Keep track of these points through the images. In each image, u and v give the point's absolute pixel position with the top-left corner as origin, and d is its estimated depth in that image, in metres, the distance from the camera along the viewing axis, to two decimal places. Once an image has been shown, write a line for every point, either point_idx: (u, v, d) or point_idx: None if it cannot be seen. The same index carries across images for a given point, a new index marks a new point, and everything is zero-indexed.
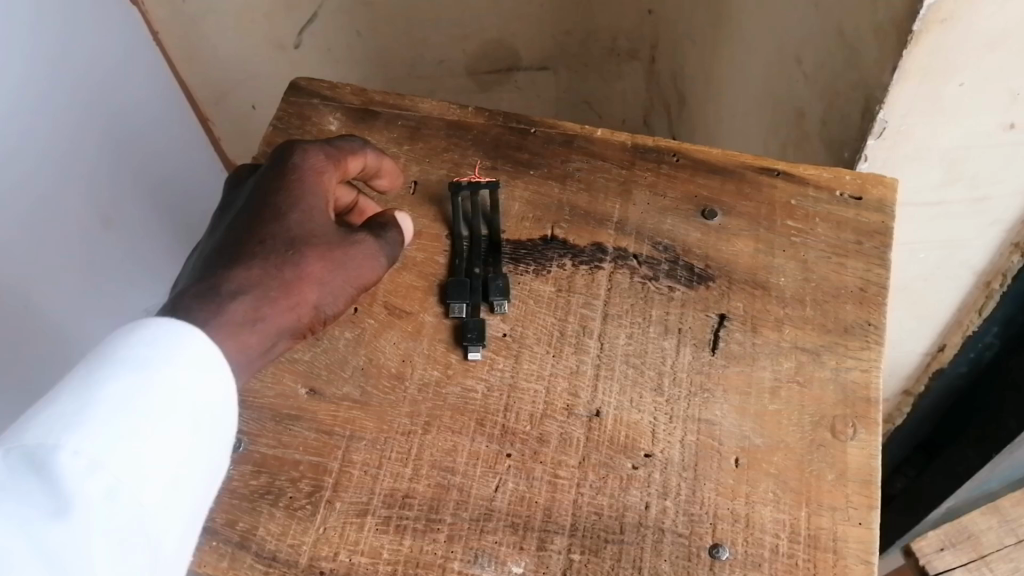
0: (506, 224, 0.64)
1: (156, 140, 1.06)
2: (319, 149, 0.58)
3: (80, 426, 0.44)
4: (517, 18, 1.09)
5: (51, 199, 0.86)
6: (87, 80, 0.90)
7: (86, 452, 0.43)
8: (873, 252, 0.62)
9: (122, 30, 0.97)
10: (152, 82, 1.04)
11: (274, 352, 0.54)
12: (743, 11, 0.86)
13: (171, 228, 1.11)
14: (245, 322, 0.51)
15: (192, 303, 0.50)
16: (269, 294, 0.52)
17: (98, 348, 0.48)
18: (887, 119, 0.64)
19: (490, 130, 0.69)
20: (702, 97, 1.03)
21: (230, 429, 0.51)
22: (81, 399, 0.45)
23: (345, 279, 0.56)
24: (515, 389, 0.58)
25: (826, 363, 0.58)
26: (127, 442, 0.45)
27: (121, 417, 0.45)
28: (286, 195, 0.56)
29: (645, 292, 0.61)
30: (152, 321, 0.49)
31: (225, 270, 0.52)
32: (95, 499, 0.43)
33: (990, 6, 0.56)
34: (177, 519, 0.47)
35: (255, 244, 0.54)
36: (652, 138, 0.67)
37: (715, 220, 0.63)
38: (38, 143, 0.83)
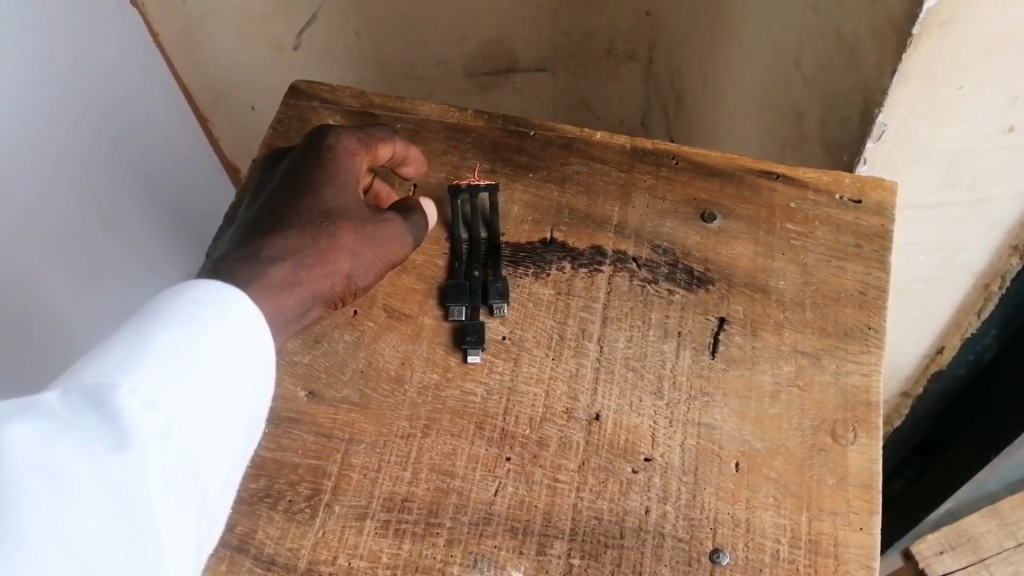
0: (505, 227, 0.64)
1: (156, 141, 1.06)
2: (351, 133, 0.60)
3: (136, 369, 0.44)
4: (516, 19, 1.09)
5: (51, 200, 0.86)
6: (87, 81, 0.90)
7: (143, 392, 0.43)
8: (873, 256, 0.62)
9: (122, 31, 0.97)
10: (151, 82, 1.04)
11: (308, 318, 0.57)
12: (742, 13, 0.86)
13: (171, 231, 1.10)
14: (284, 285, 0.54)
15: (236, 265, 0.53)
16: (305, 262, 0.55)
17: (139, 311, 0.48)
18: (887, 122, 0.64)
19: (489, 132, 0.69)
20: (701, 99, 1.03)
21: (264, 396, 0.51)
22: (132, 347, 0.45)
23: (376, 253, 0.58)
24: (514, 393, 0.58)
25: (826, 366, 0.58)
26: (180, 387, 0.45)
27: (172, 364, 0.45)
28: (321, 173, 0.58)
29: (645, 296, 0.61)
30: (198, 286, 0.50)
31: (264, 239, 0.55)
32: (152, 437, 0.43)
33: (989, 10, 0.56)
34: (221, 470, 0.47)
35: (292, 215, 0.56)
36: (651, 141, 0.67)
37: (714, 223, 0.63)
38: (38, 141, 0.83)
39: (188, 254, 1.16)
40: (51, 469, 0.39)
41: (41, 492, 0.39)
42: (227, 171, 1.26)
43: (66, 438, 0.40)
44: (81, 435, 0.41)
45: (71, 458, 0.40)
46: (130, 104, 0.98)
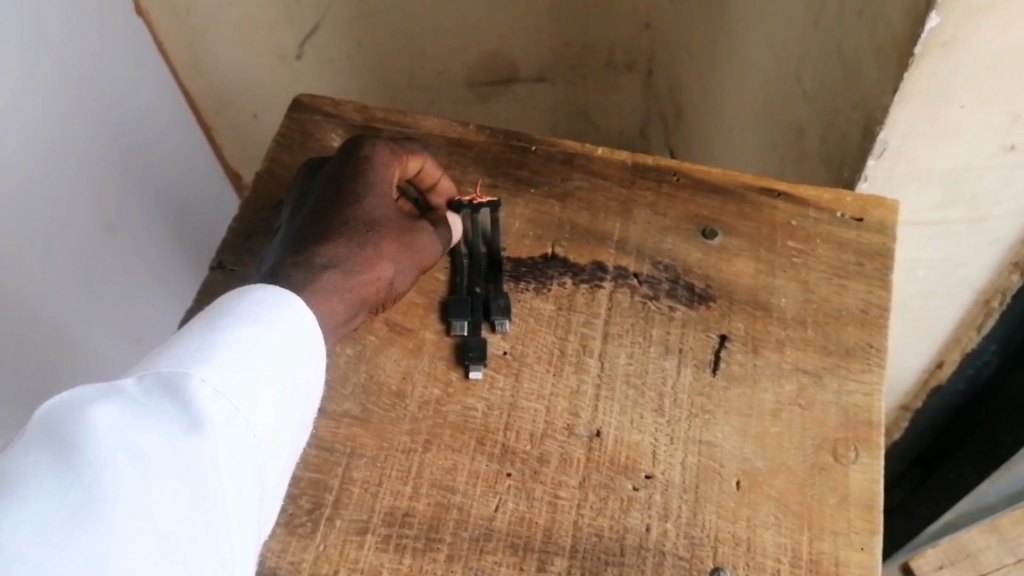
0: (507, 242, 0.64)
1: (164, 153, 1.07)
2: (385, 144, 0.61)
3: (205, 360, 0.46)
4: (517, 29, 1.10)
5: (58, 206, 0.86)
6: (95, 90, 0.91)
7: (212, 381, 0.45)
8: (874, 275, 0.62)
9: (129, 44, 0.97)
10: (157, 91, 1.04)
11: (352, 323, 0.57)
12: (741, 27, 0.86)
13: (177, 244, 1.11)
14: (336, 291, 0.55)
15: (290, 271, 0.54)
16: (355, 268, 0.56)
17: (203, 313, 0.50)
18: (888, 140, 0.65)
19: (491, 148, 0.69)
20: (701, 112, 1.04)
21: (317, 395, 0.53)
22: (199, 343, 0.47)
23: (413, 261, 0.59)
24: (515, 409, 0.58)
25: (827, 386, 0.58)
26: (246, 378, 0.47)
27: (239, 356, 0.47)
28: (360, 184, 0.59)
29: (645, 312, 0.61)
30: (260, 289, 0.52)
31: (312, 249, 0.56)
32: (221, 422, 0.44)
33: (989, 31, 0.56)
34: (279, 460, 0.48)
35: (340, 224, 0.57)
36: (652, 157, 0.68)
37: (715, 240, 0.63)
38: (45, 147, 0.83)
39: (192, 268, 1.17)
40: (132, 444, 0.41)
41: (125, 466, 0.40)
42: (229, 181, 1.26)
43: (146, 419, 0.42)
44: (158, 418, 0.42)
45: (149, 436, 0.42)
46: (136, 116, 0.99)
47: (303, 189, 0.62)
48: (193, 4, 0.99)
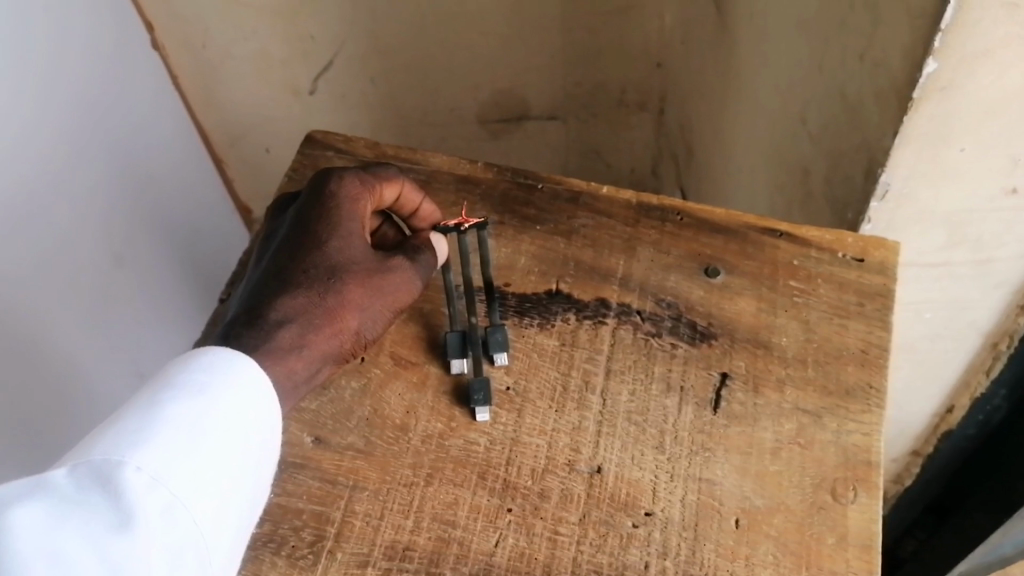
0: (512, 278, 0.65)
1: (176, 189, 1.09)
2: (354, 176, 0.61)
3: (143, 444, 0.46)
4: (528, 69, 1.12)
5: (73, 231, 0.88)
6: (110, 122, 0.93)
7: (147, 468, 0.45)
8: (874, 315, 0.62)
9: (144, 81, 1.00)
10: (173, 128, 1.07)
11: (318, 377, 0.57)
12: (749, 69, 0.88)
13: (185, 282, 1.13)
14: (292, 348, 0.54)
15: (243, 330, 0.54)
16: (314, 321, 0.55)
17: (151, 382, 0.51)
18: (890, 182, 0.66)
19: (498, 185, 0.70)
20: (711, 152, 1.06)
21: (273, 453, 0.53)
22: (139, 421, 0.47)
23: (383, 304, 0.59)
24: (516, 444, 0.58)
25: (827, 425, 0.58)
26: (186, 459, 0.47)
27: (179, 436, 0.47)
28: (323, 226, 0.59)
29: (648, 349, 0.61)
30: (209, 356, 0.52)
31: (272, 298, 0.55)
32: (157, 513, 0.45)
33: (989, 75, 0.57)
34: (228, 534, 0.48)
35: (299, 273, 0.57)
36: (657, 196, 0.69)
37: (718, 278, 0.64)
38: (58, 181, 0.85)
39: (202, 301, 1.18)
40: (55, 550, 0.42)
41: None
42: (241, 215, 1.28)
43: (71, 520, 0.43)
44: (85, 516, 0.43)
45: (75, 539, 0.42)
46: (149, 154, 1.01)
47: (273, 230, 0.62)
48: (209, 39, 1.02)
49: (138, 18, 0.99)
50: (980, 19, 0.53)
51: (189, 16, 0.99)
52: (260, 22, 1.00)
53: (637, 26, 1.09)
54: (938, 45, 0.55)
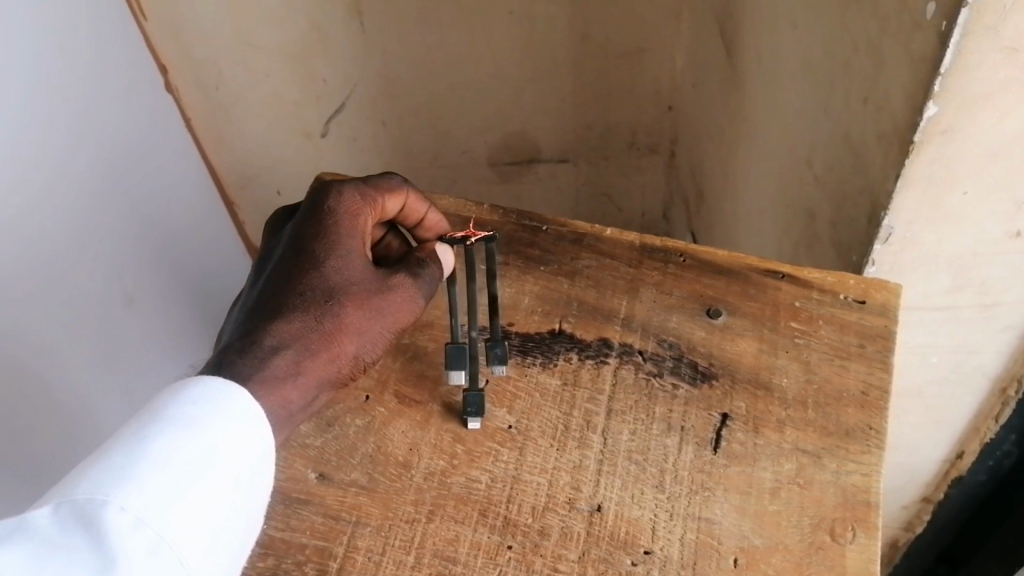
0: (516, 318, 0.67)
1: (182, 223, 1.11)
2: (353, 190, 0.63)
3: (128, 483, 0.47)
4: (542, 113, 1.18)
5: (94, 246, 0.93)
6: (121, 152, 0.97)
7: (132, 509, 0.46)
8: (875, 356, 0.62)
9: (149, 116, 1.03)
10: (177, 161, 1.10)
11: (315, 403, 0.58)
12: (756, 115, 0.90)
13: (194, 313, 1.15)
14: (288, 374, 0.55)
15: (237, 358, 0.55)
16: (310, 347, 0.57)
17: (142, 412, 0.52)
18: (893, 225, 0.66)
19: (503, 227, 0.73)
20: (721, 195, 1.07)
21: (266, 482, 0.53)
22: (127, 457, 0.48)
23: (383, 325, 0.60)
24: (517, 482, 0.58)
25: (826, 466, 0.58)
26: (173, 497, 0.48)
27: (164, 475, 0.48)
28: (321, 246, 0.60)
29: (649, 389, 0.62)
30: (199, 389, 0.52)
31: (268, 323, 0.56)
32: (141, 554, 0.45)
33: (988, 119, 0.58)
34: (217, 567, 0.49)
35: (297, 296, 0.58)
36: (660, 238, 0.70)
37: (719, 319, 0.65)
38: (79, 213, 0.89)
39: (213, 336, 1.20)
40: None
41: None
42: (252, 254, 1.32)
43: (54, 562, 0.44)
44: (68, 558, 0.44)
45: None
46: (155, 189, 1.04)
47: (272, 247, 0.64)
48: (223, 81, 1.08)
49: (151, 60, 1.04)
50: (978, 64, 0.54)
51: (204, 58, 1.05)
52: (273, 66, 1.06)
53: (648, 70, 1.15)
54: (938, 89, 0.56)
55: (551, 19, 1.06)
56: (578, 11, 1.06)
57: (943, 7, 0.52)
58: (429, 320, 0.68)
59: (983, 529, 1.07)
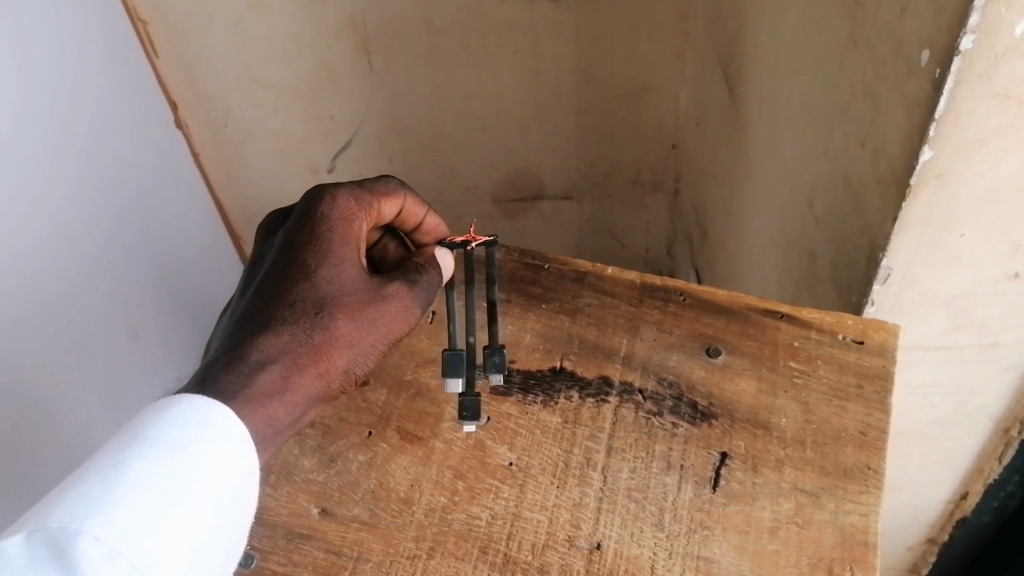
0: (517, 356, 0.68)
1: (169, 243, 1.14)
2: (347, 196, 0.64)
3: (102, 512, 0.47)
4: (547, 148, 1.23)
5: (94, 265, 0.98)
6: (106, 171, 1.00)
7: (106, 538, 0.46)
8: (873, 397, 0.63)
9: (138, 141, 1.07)
10: (165, 186, 1.13)
11: (303, 416, 0.59)
12: (757, 156, 0.91)
13: (179, 332, 1.18)
14: (275, 390, 0.56)
15: (222, 373, 0.55)
16: (298, 361, 0.57)
17: (121, 434, 0.52)
18: (891, 266, 0.67)
19: (506, 264, 0.74)
20: (723, 232, 1.09)
21: (247, 503, 0.54)
22: (102, 484, 0.49)
23: (373, 337, 0.61)
24: (517, 519, 0.59)
25: (825, 505, 0.58)
26: (148, 524, 0.48)
27: (139, 502, 0.48)
28: (313, 255, 0.61)
29: (649, 427, 0.62)
30: (176, 411, 0.52)
31: (257, 336, 0.57)
32: None
33: (984, 163, 0.59)
34: None
35: (286, 308, 0.58)
36: (660, 276, 0.71)
37: (719, 358, 0.66)
38: (93, 238, 0.97)
39: None
40: None
41: None
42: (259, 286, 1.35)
43: None
44: None
45: None
46: (140, 213, 1.07)
47: (264, 253, 0.65)
48: (232, 116, 1.16)
49: (162, 97, 1.12)
50: (971, 110, 0.55)
51: (216, 98, 1.13)
52: (280, 102, 1.13)
53: (652, 110, 1.19)
54: (932, 134, 0.56)
55: (555, 58, 1.10)
56: (582, 51, 1.10)
57: (936, 54, 0.53)
58: (431, 357, 0.69)
59: (992, 568, 1.07)
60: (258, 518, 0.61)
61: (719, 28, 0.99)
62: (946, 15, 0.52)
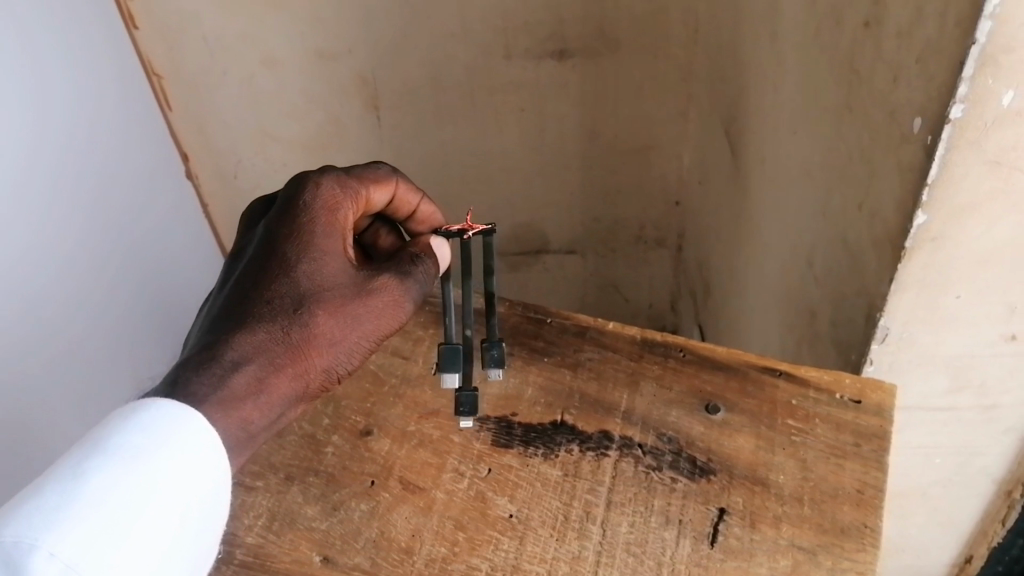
0: (519, 409, 0.69)
1: (164, 276, 1.17)
2: (332, 182, 0.64)
3: (59, 527, 0.47)
4: (550, 203, 1.26)
5: (92, 303, 1.01)
6: (110, 210, 1.03)
7: (61, 555, 0.46)
8: (871, 456, 0.63)
9: (138, 175, 1.09)
10: (163, 220, 1.16)
11: (280, 415, 0.58)
12: (759, 214, 0.93)
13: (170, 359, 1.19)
14: (248, 391, 0.55)
15: (193, 373, 0.54)
16: (274, 362, 0.57)
17: (83, 441, 0.52)
18: (889, 325, 0.68)
19: (510, 317, 0.76)
20: (726, 290, 1.10)
21: (213, 511, 0.54)
22: (60, 497, 0.48)
23: (355, 336, 0.60)
24: (517, 571, 0.59)
25: (822, 563, 0.58)
26: (107, 539, 0.48)
27: (98, 516, 0.48)
28: (295, 247, 0.60)
29: (648, 482, 0.63)
30: (145, 416, 0.52)
31: (231, 334, 0.56)
32: None
33: (977, 227, 0.61)
34: None
35: (264, 305, 0.58)
36: (661, 332, 0.73)
37: (718, 415, 0.67)
38: (96, 278, 1.02)
39: None
40: None
41: None
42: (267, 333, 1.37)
43: None
44: None
45: None
46: (133, 244, 1.09)
47: (244, 244, 0.64)
48: (242, 168, 1.21)
49: (174, 150, 1.17)
50: (964, 175, 0.57)
51: (226, 150, 1.18)
52: (290, 155, 1.19)
53: (656, 169, 1.22)
54: (926, 199, 0.58)
55: (562, 115, 1.13)
56: (588, 110, 1.13)
57: (928, 121, 0.55)
58: (434, 408, 0.70)
59: None
60: (261, 564, 0.62)
61: (720, 91, 1.02)
62: (935, 84, 0.54)
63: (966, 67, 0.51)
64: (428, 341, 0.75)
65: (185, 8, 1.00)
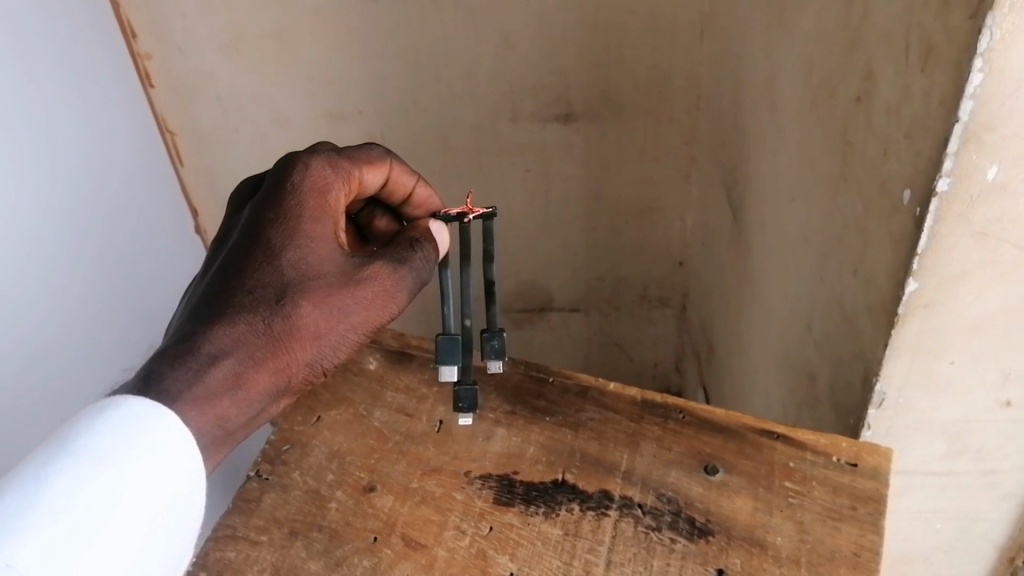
0: (522, 468, 0.70)
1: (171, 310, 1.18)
2: (321, 163, 0.64)
3: (18, 537, 0.47)
4: (554, 261, 1.28)
5: (97, 335, 1.02)
6: (120, 241, 1.05)
7: (19, 565, 0.46)
8: (867, 518, 0.64)
9: (146, 207, 1.10)
10: (170, 254, 1.17)
11: (261, 408, 0.59)
12: (759, 275, 0.95)
13: None
14: (227, 385, 0.56)
15: (168, 366, 0.54)
16: (254, 355, 0.57)
17: (51, 439, 0.52)
18: (885, 390, 0.69)
19: (513, 375, 0.78)
20: (728, 350, 1.12)
21: (184, 514, 0.54)
22: (22, 502, 0.48)
23: (337, 329, 0.61)
24: None
25: None
26: (67, 547, 0.48)
27: (57, 524, 0.48)
28: (282, 234, 0.60)
29: (647, 542, 0.64)
30: (112, 417, 0.52)
31: (211, 325, 0.57)
32: None
33: (968, 295, 0.62)
34: None
35: (247, 295, 0.58)
36: (662, 394, 0.75)
37: (717, 476, 0.68)
38: (102, 310, 1.03)
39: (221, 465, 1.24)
40: None
41: None
42: None
43: None
44: None
45: None
46: (141, 276, 1.10)
47: (229, 230, 0.64)
48: None
49: (185, 203, 1.20)
50: (953, 245, 0.59)
51: None
52: None
53: (659, 229, 1.24)
54: (916, 268, 0.60)
55: (567, 177, 1.16)
56: (592, 172, 1.16)
57: (916, 193, 0.57)
58: (438, 465, 0.71)
59: None
60: None
61: (720, 155, 1.04)
62: (923, 158, 0.56)
63: (950, 142, 0.53)
64: (432, 398, 0.77)
65: (201, 68, 1.04)
